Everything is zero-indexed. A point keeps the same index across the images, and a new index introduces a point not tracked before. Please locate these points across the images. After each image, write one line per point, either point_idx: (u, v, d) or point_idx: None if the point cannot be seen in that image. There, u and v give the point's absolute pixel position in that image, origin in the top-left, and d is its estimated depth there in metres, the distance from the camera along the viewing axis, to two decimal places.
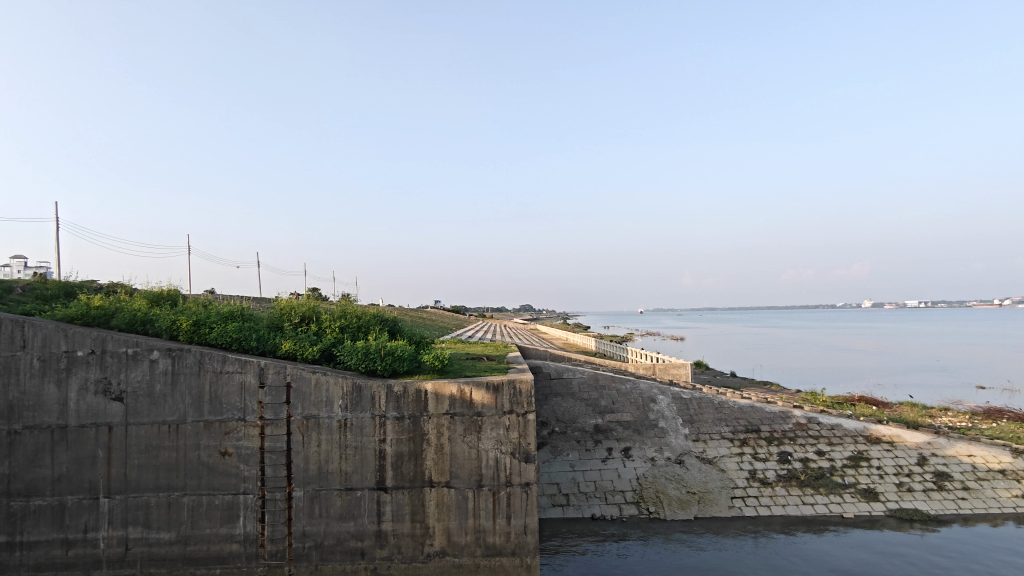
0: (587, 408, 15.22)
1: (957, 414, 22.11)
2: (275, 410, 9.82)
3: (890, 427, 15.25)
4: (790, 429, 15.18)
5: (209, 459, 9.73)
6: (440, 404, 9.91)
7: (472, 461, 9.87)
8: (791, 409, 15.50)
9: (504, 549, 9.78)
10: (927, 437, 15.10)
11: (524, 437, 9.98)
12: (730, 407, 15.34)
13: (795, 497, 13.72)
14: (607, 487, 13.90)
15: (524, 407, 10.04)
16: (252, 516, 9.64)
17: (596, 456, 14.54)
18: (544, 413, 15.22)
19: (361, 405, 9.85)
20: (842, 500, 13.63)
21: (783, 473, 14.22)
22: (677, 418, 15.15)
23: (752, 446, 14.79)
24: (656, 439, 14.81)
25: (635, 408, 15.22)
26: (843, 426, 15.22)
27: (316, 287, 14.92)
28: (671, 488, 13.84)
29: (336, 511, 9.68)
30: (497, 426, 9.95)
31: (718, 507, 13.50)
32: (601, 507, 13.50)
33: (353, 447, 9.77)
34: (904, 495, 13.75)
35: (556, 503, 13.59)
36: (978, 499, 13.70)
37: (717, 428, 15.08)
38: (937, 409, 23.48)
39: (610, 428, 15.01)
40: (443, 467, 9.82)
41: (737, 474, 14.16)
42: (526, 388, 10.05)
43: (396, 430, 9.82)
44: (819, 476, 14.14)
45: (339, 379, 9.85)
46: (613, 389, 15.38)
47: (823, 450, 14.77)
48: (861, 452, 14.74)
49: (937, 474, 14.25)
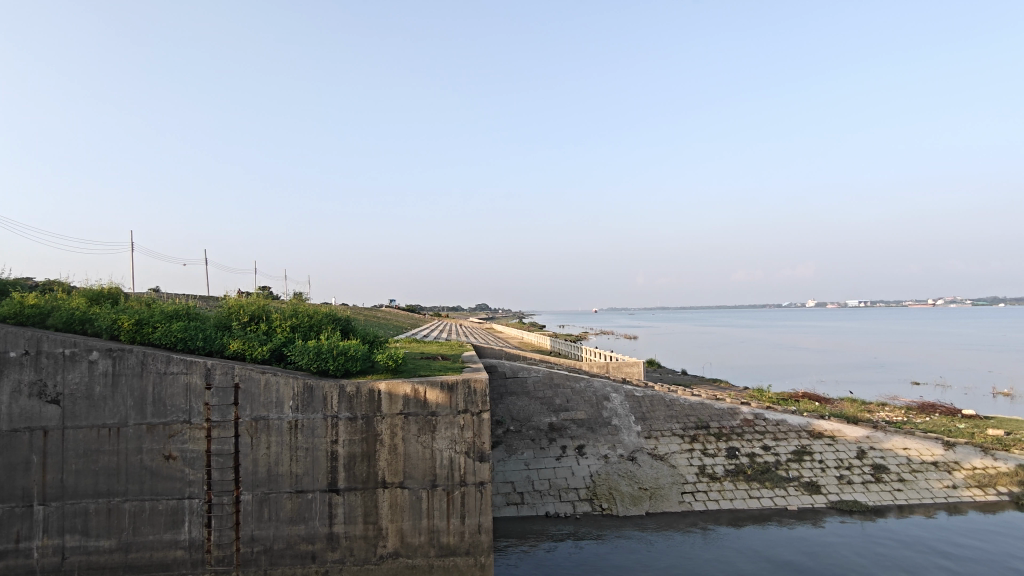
0: (542, 407, 15.30)
1: (894, 409, 23.07)
2: (222, 412, 9.55)
3: (832, 422, 15.82)
4: (738, 425, 15.59)
5: (153, 463, 9.41)
6: (394, 403, 9.82)
7: (426, 461, 9.81)
8: (739, 406, 15.92)
9: (458, 549, 9.76)
10: (867, 431, 15.72)
11: (479, 436, 9.97)
12: (681, 404, 15.65)
13: (742, 491, 14.11)
14: (560, 485, 14.02)
15: (478, 407, 10.03)
16: (198, 521, 9.37)
17: (550, 454, 14.64)
18: (499, 412, 15.22)
19: (312, 406, 9.67)
20: (786, 493, 14.07)
21: (731, 468, 14.60)
22: (629, 415, 15.39)
23: (701, 442, 15.13)
24: (609, 437, 15.01)
25: (589, 406, 15.39)
26: (788, 421, 15.72)
27: (266, 286, 14.58)
28: (623, 485, 14.04)
29: (286, 515, 9.49)
30: (451, 426, 9.92)
31: (668, 503, 13.77)
32: (555, 505, 13.61)
33: (304, 449, 9.60)
34: (844, 487, 14.29)
35: (510, 502, 13.63)
36: (912, 490, 14.34)
37: (669, 425, 15.38)
38: (877, 404, 24.45)
39: (565, 426, 15.14)
40: (396, 468, 9.74)
41: (687, 470, 14.48)
42: (481, 387, 10.05)
43: (348, 431, 9.68)
44: (765, 470, 14.58)
45: (289, 380, 9.65)
46: (567, 387, 15.51)
47: (768, 445, 15.23)
48: (804, 446, 15.25)
49: (875, 467, 14.86)
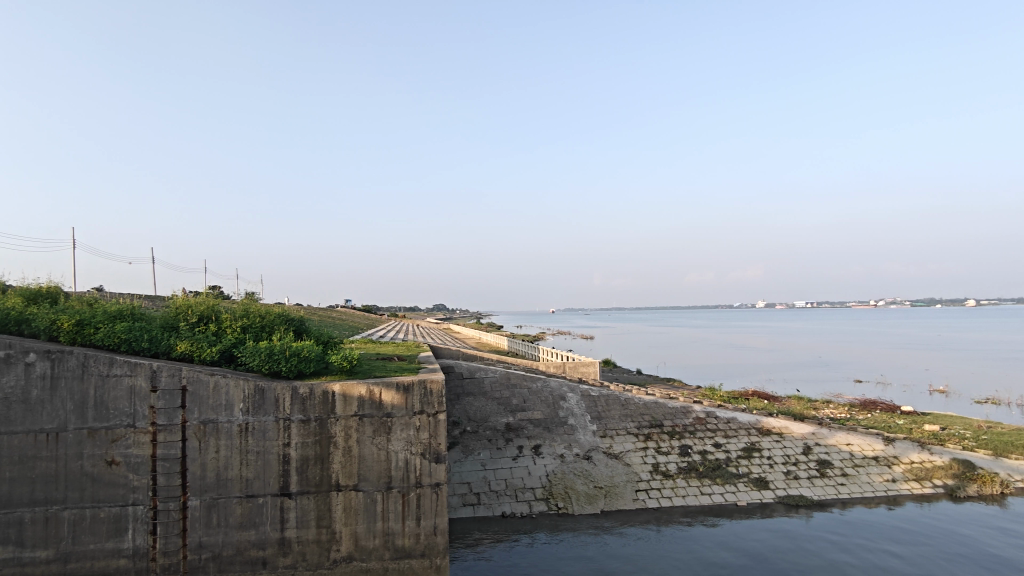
0: (499, 407, 15.31)
1: (837, 406, 23.94)
2: (169, 415, 9.26)
3: (779, 420, 16.35)
4: (690, 423, 15.95)
5: (94, 469, 9.05)
6: (349, 405, 9.68)
7: (381, 463, 9.71)
8: (691, 405, 16.31)
9: (413, 551, 9.69)
10: (812, 428, 16.33)
11: (435, 437, 9.93)
12: (635, 403, 15.90)
13: (694, 488, 14.39)
14: (516, 485, 14.05)
15: (434, 407, 9.99)
16: (142, 528, 9.06)
17: (506, 454, 14.66)
18: (456, 412, 15.17)
19: (263, 409, 9.46)
20: (736, 489, 14.43)
21: (684, 465, 14.90)
22: (585, 414, 15.55)
23: (655, 440, 15.41)
24: (565, 436, 15.13)
25: (546, 406, 15.48)
26: (738, 419, 16.16)
27: (216, 285, 14.21)
28: (579, 483, 14.17)
29: (236, 520, 9.26)
30: (407, 427, 9.84)
31: (623, 500, 13.96)
32: (511, 505, 13.63)
33: (255, 452, 9.38)
34: (791, 482, 14.74)
35: (466, 503, 13.60)
36: (855, 484, 14.88)
37: (623, 424, 15.60)
38: (822, 402, 25.28)
39: (521, 426, 15.19)
40: (351, 470, 9.61)
41: (641, 468, 14.70)
42: (437, 388, 10.02)
43: (301, 434, 9.50)
44: (716, 467, 14.92)
45: (240, 382, 9.41)
46: (524, 387, 15.57)
47: (719, 442, 15.61)
48: (754, 443, 15.67)
49: (820, 462, 15.38)
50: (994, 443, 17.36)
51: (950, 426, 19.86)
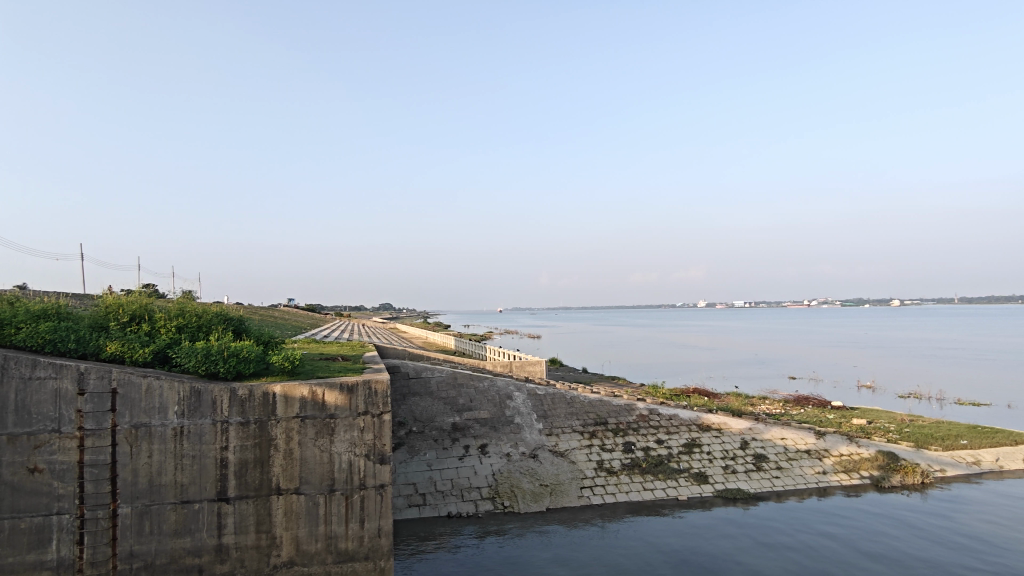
0: (445, 407, 15.23)
1: (772, 402, 24.86)
2: (97, 419, 8.83)
3: (718, 416, 16.87)
4: (633, 420, 16.27)
5: (14, 478, 8.56)
6: (290, 406, 9.46)
7: (323, 465, 9.53)
8: (634, 402, 16.62)
9: (357, 554, 9.55)
10: (749, 423, 16.91)
11: (379, 438, 9.82)
12: (581, 401, 16.11)
13: (637, 484, 14.68)
14: (462, 485, 14.02)
15: (379, 407, 9.86)
16: (68, 538, 8.62)
17: (452, 454, 14.60)
18: (401, 413, 15.01)
19: (199, 412, 9.14)
20: (677, 484, 14.78)
21: (627, 461, 15.18)
22: (531, 413, 15.64)
23: (600, 437, 15.65)
24: (511, 435, 15.19)
25: (492, 405, 15.49)
26: (679, 416, 16.59)
27: (150, 284, 13.66)
28: (525, 482, 14.25)
29: (169, 527, 8.93)
30: (351, 428, 9.69)
31: (568, 498, 14.11)
32: (457, 505, 13.58)
33: (190, 456, 9.06)
34: (729, 477, 15.21)
35: (412, 504, 13.48)
36: (789, 477, 15.46)
37: (569, 422, 15.79)
38: (758, 398, 26.21)
39: (467, 426, 15.15)
40: (292, 473, 9.39)
41: (586, 465, 14.90)
42: (382, 388, 9.89)
43: (240, 437, 9.22)
44: (658, 463, 15.26)
45: (174, 384, 9.07)
46: (471, 386, 15.54)
47: (661, 439, 15.97)
48: (694, 439, 16.11)
49: (756, 456, 15.93)
50: (915, 436, 18.34)
51: (876, 420, 20.90)
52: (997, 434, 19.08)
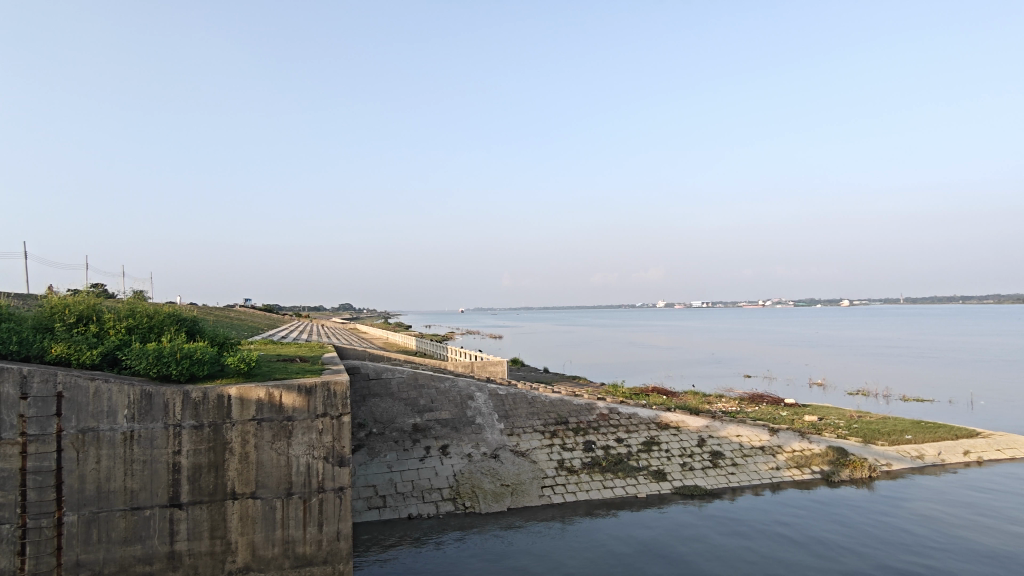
0: (406, 408, 15.12)
1: (729, 400, 25.41)
2: (41, 424, 8.45)
3: (677, 414, 17.18)
4: (593, 419, 16.44)
5: None
6: (246, 409, 9.26)
7: (280, 469, 9.36)
8: (595, 401, 16.79)
9: (315, 559, 9.42)
10: (706, 421, 17.27)
11: (339, 440, 9.70)
12: (542, 401, 16.21)
13: (597, 482, 14.83)
14: (423, 486, 13.93)
15: (338, 409, 9.74)
16: (9, 550, 8.25)
17: (413, 455, 14.49)
18: (361, 414, 14.83)
19: (151, 415, 8.88)
20: (637, 482, 14.99)
21: (587, 460, 15.33)
22: (493, 413, 15.66)
23: (561, 436, 15.76)
24: (473, 435, 15.17)
25: (453, 405, 15.45)
26: (639, 414, 16.83)
27: (98, 284, 13.21)
28: (486, 482, 14.25)
29: (119, 535, 8.65)
30: (309, 430, 9.54)
31: (529, 497, 14.17)
32: (418, 506, 13.50)
33: (141, 462, 8.79)
34: (686, 473, 15.49)
35: (372, 506, 13.34)
36: (744, 473, 15.83)
37: (530, 422, 15.86)
38: (715, 396, 26.77)
39: (428, 427, 15.06)
40: (248, 477, 9.19)
41: (547, 464, 14.98)
42: (341, 389, 9.77)
43: (193, 441, 8.99)
44: (618, 461, 15.45)
45: (124, 387, 8.78)
46: (432, 387, 15.48)
47: (621, 437, 16.17)
48: (653, 437, 16.37)
49: (713, 453, 16.27)
50: (864, 432, 18.97)
51: (827, 417, 21.55)
52: (938, 429, 19.91)
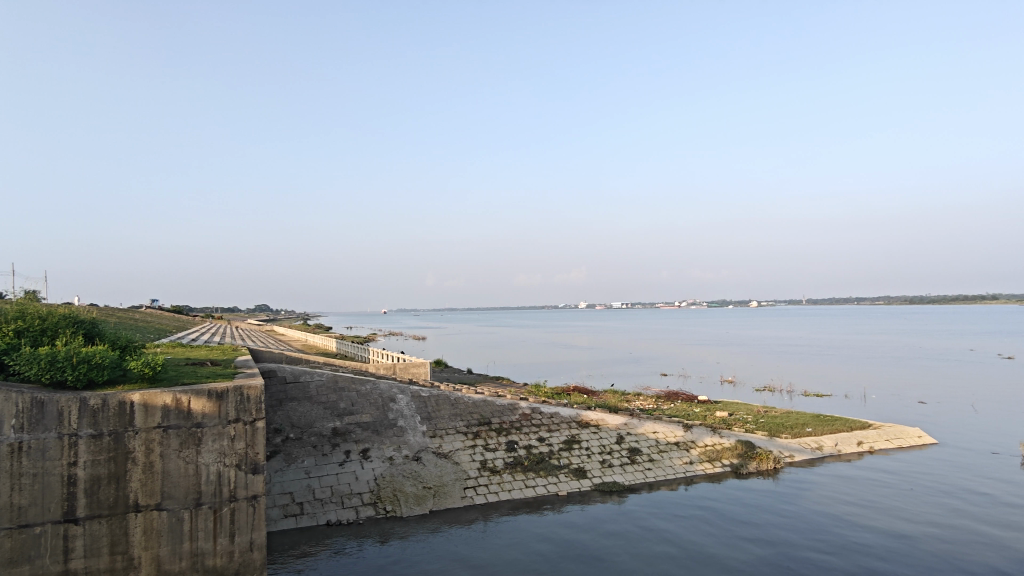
0: (325, 412, 14.73)
1: (646, 398, 26.19)
2: None
3: (597, 413, 17.59)
4: (516, 419, 16.58)
5: None
6: (151, 416, 8.76)
7: (188, 478, 8.91)
8: (518, 401, 16.95)
9: (226, 571, 9.04)
10: (624, 419, 17.79)
11: (252, 447, 9.36)
12: (465, 402, 16.22)
13: (519, 482, 14.95)
14: (343, 491, 13.59)
15: (252, 414, 9.40)
16: None
17: (332, 460, 14.09)
18: (278, 419, 14.31)
19: (42, 425, 8.22)
20: (558, 480, 15.22)
21: (510, 460, 15.43)
22: (415, 416, 15.50)
23: (484, 437, 15.78)
24: (394, 438, 14.94)
25: (374, 408, 15.20)
26: (560, 414, 17.11)
27: None
28: (407, 485, 14.07)
29: (4, 556, 7.96)
30: (220, 437, 9.15)
31: (451, 499, 14.11)
32: (337, 512, 13.17)
33: (31, 475, 8.13)
34: (605, 470, 15.87)
35: (288, 514, 12.88)
36: (660, 469, 16.37)
37: (453, 423, 15.80)
38: (634, 394, 27.56)
39: (349, 430, 14.69)
40: (152, 488, 8.70)
41: (469, 465, 14.97)
42: (255, 394, 9.44)
43: (91, 451, 8.41)
44: (540, 460, 15.64)
45: (11, 394, 8.09)
46: (352, 390, 15.20)
47: (543, 436, 16.38)
48: (574, 435, 16.69)
49: (631, 450, 16.74)
50: (769, 426, 20.07)
51: (736, 412, 22.63)
52: (836, 422, 21.29)
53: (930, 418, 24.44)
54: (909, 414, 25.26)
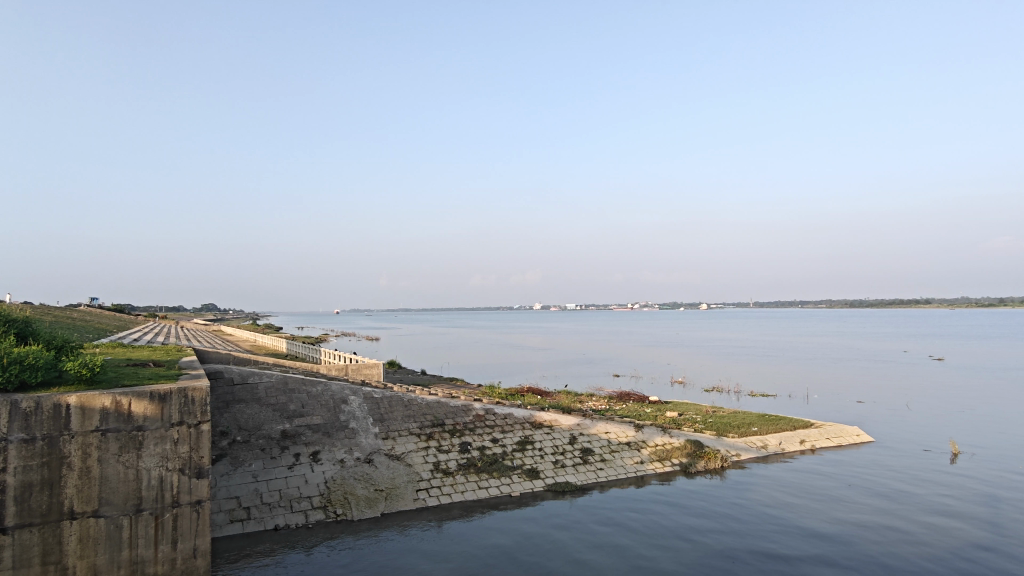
0: (274, 414, 14.40)
1: (598, 398, 26.62)
2: None
3: (550, 414, 17.72)
4: (469, 420, 16.54)
5: None
6: (88, 419, 8.40)
7: (128, 484, 8.59)
8: (471, 403, 16.93)
9: None
10: (577, 420, 17.97)
11: (196, 450, 9.09)
12: (418, 404, 16.11)
13: (472, 483, 14.91)
14: (292, 495, 13.31)
15: (197, 417, 9.14)
16: None
17: (281, 463, 13.77)
18: (224, 421, 13.91)
19: None
20: (511, 481, 15.25)
21: (463, 462, 15.38)
22: (367, 417, 15.30)
23: (437, 439, 15.69)
24: (346, 440, 14.71)
25: (326, 410, 14.94)
26: (514, 415, 17.16)
27: None
28: (358, 488, 13.87)
29: None
30: (162, 441, 8.85)
31: (403, 502, 13.97)
32: (285, 516, 12.88)
33: None
34: (558, 471, 15.98)
35: (234, 519, 12.53)
36: (612, 468, 16.58)
37: (406, 425, 15.67)
38: (587, 395, 27.95)
39: (298, 433, 14.40)
40: (89, 495, 8.33)
41: (422, 467, 14.86)
42: (200, 396, 9.18)
43: (22, 456, 7.97)
44: (493, 462, 15.64)
45: None
46: (302, 392, 14.92)
47: (496, 437, 16.38)
48: (527, 436, 16.76)
49: (583, 450, 16.92)
50: (716, 425, 20.59)
51: (685, 411, 23.18)
52: (780, 421, 22.01)
53: (867, 417, 25.48)
54: (848, 413, 26.32)
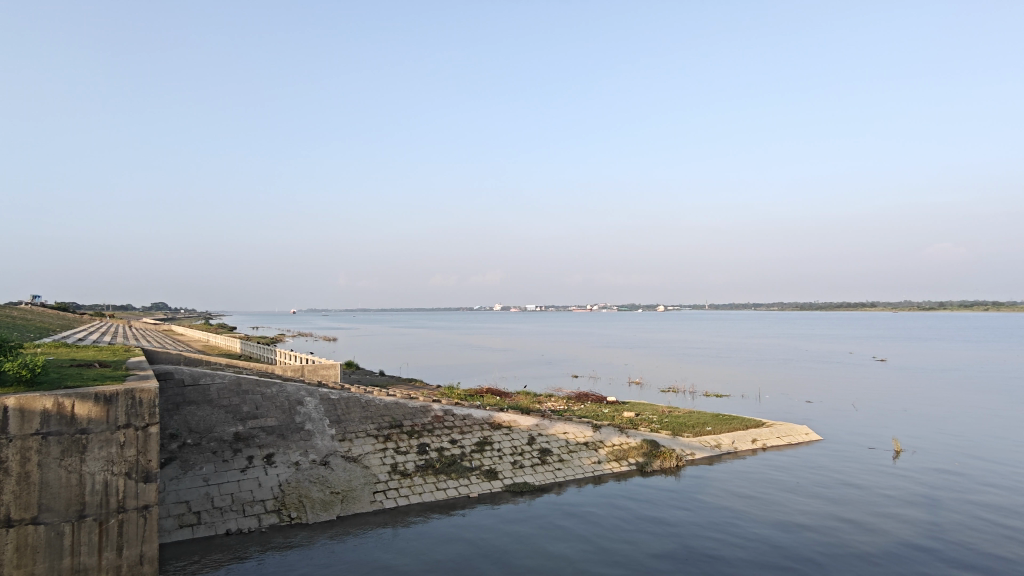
0: (227, 416, 14.06)
1: (558, 398, 26.86)
2: None
3: (509, 415, 17.76)
4: (428, 421, 16.45)
5: None
6: (28, 422, 8.03)
7: (70, 489, 8.26)
8: (429, 404, 16.84)
9: None
10: (535, 421, 18.04)
11: (143, 454, 8.81)
12: (375, 405, 15.94)
13: (430, 484, 14.83)
14: (244, 498, 13.01)
15: (144, 419, 8.86)
16: None
17: (234, 466, 13.45)
18: (174, 424, 13.51)
19: None
20: (469, 482, 15.22)
21: (421, 463, 15.28)
22: (324, 419, 15.07)
23: (395, 440, 15.55)
24: (301, 442, 14.45)
25: (280, 411, 14.65)
26: (472, 416, 17.13)
27: None
28: (314, 491, 13.65)
29: None
30: (107, 444, 8.56)
31: (360, 504, 13.80)
32: (238, 521, 12.58)
33: None
34: (516, 471, 16.01)
35: (184, 524, 12.18)
36: (569, 468, 16.70)
37: (364, 426, 15.48)
38: (547, 395, 28.20)
39: (252, 435, 14.09)
40: (28, 501, 7.99)
41: (379, 469, 14.71)
42: (148, 397, 8.91)
43: None
44: (451, 463, 15.58)
45: None
46: (257, 393, 14.61)
47: (455, 438, 16.33)
48: (486, 437, 16.75)
49: (542, 450, 17.00)
50: (672, 425, 20.96)
51: (642, 411, 23.54)
52: (734, 420, 22.53)
53: (816, 416, 26.29)
54: (798, 412, 27.14)
